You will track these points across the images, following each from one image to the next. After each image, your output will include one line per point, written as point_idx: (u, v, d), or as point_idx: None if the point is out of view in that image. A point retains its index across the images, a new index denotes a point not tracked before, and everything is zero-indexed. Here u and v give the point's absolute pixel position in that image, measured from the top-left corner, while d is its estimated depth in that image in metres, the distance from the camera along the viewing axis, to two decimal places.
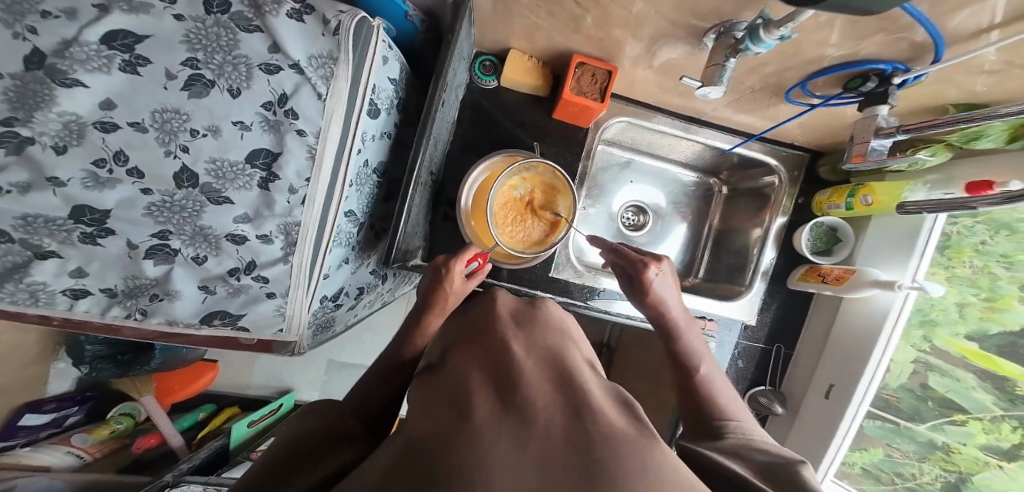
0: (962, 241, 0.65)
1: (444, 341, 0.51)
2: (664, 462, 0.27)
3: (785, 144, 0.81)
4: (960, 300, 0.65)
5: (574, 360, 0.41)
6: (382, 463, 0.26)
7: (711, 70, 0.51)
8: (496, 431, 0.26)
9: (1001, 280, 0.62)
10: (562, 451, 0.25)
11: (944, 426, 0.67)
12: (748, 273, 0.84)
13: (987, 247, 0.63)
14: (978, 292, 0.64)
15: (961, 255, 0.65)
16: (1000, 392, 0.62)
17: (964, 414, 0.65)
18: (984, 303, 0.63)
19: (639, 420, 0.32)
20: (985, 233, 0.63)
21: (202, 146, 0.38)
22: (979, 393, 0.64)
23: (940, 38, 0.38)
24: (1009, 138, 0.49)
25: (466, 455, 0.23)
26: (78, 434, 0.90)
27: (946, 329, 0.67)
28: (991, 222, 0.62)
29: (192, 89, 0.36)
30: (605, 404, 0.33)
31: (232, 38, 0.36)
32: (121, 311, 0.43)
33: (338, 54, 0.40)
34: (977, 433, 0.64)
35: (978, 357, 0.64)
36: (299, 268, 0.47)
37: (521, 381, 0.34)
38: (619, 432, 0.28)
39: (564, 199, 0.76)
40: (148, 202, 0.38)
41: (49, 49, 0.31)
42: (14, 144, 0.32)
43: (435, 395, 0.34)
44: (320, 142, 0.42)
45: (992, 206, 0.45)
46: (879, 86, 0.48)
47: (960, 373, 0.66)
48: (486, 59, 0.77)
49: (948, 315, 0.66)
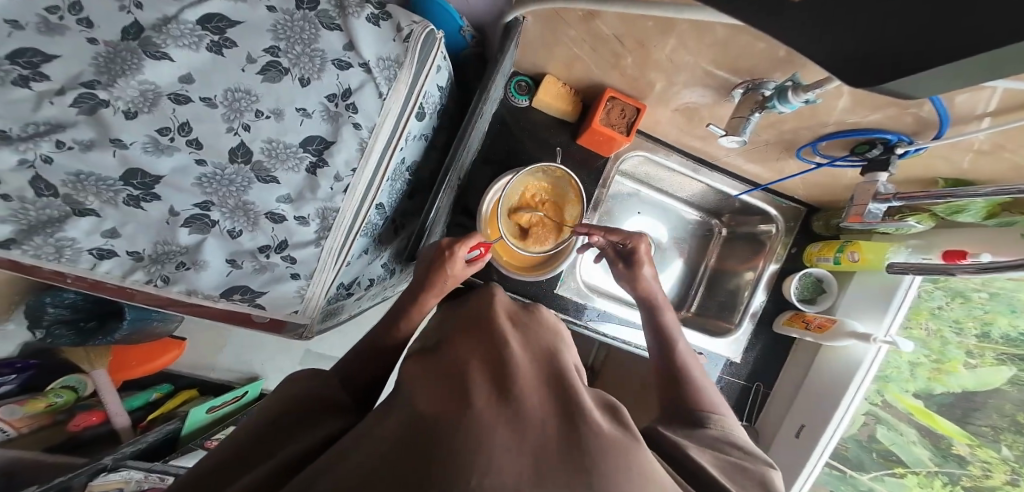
0: (921, 304, 0.74)
1: (439, 328, 0.53)
2: (646, 468, 0.29)
3: (786, 197, 0.87)
4: (913, 359, 0.74)
5: (568, 362, 0.42)
6: (386, 433, 0.28)
7: (736, 121, 0.56)
8: (494, 418, 0.29)
9: (949, 344, 0.72)
10: (555, 449, 0.28)
11: (885, 477, 0.78)
12: (738, 313, 0.88)
13: (942, 311, 0.72)
14: (930, 353, 0.73)
15: (919, 318, 0.74)
16: (936, 449, 0.74)
17: (904, 468, 0.76)
18: (933, 364, 0.73)
19: (625, 420, 0.35)
20: (942, 299, 0.72)
21: (263, 127, 0.41)
22: (917, 447, 0.75)
23: (947, 116, 0.44)
24: (987, 214, 0.55)
25: (467, 440, 0.26)
26: (8, 406, 0.82)
27: (898, 385, 0.76)
28: (948, 289, 0.71)
29: (267, 74, 0.40)
30: (594, 404, 0.35)
31: (314, 33, 0.41)
32: (143, 276, 0.44)
33: (403, 59, 0.45)
34: (912, 485, 0.76)
35: (922, 414, 0.74)
36: (329, 251, 0.49)
37: (518, 372, 0.36)
38: (609, 433, 0.31)
39: (571, 207, 0.83)
40: (200, 173, 0.40)
41: (149, 23, 0.35)
42: (88, 106, 0.34)
43: (433, 376, 0.36)
44: (372, 136, 0.46)
45: (971, 274, 0.49)
46: (883, 154, 0.54)
47: (905, 428, 0.76)
48: (522, 80, 0.80)
49: (902, 373, 0.75)
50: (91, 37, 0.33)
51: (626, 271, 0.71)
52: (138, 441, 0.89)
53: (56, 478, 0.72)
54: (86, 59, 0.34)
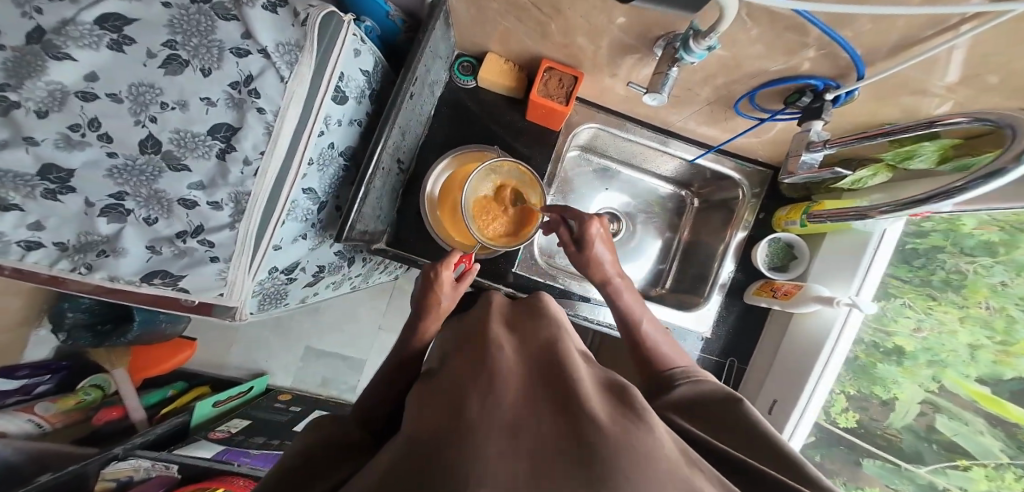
0: (979, 280, 0.64)
1: (444, 344, 0.52)
2: (655, 450, 0.26)
3: (750, 160, 0.82)
4: (971, 341, 0.64)
5: (565, 352, 0.41)
6: (382, 467, 0.26)
7: (656, 78, 0.53)
8: (489, 425, 0.26)
9: (1017, 324, 0.61)
10: (555, 443, 0.25)
11: (945, 470, 0.65)
12: (707, 285, 0.84)
13: (1006, 288, 0.62)
14: (992, 334, 0.63)
15: (977, 296, 0.64)
16: (1010, 440, 0.61)
17: (968, 459, 0.64)
18: (997, 346, 0.62)
19: (640, 403, 0.31)
20: (1004, 273, 0.62)
21: (169, 117, 0.46)
22: (987, 438, 0.63)
23: (857, 57, 0.41)
24: (939, 159, 0.49)
25: (462, 448, 0.24)
26: (43, 403, 0.93)
27: (957, 370, 0.66)
28: (1010, 262, 0.62)
29: (168, 67, 0.45)
30: (599, 395, 0.32)
31: (211, 24, 0.46)
32: (67, 265, 0.48)
33: (303, 43, 0.49)
34: (978, 479, 0.62)
35: (989, 401, 0.63)
36: (243, 235, 0.51)
37: (512, 378, 0.34)
38: (610, 420, 0.27)
39: (534, 191, 0.79)
40: (111, 165, 0.45)
41: (49, 26, 0.41)
42: (3, 107, 0.41)
43: (431, 399, 0.34)
44: (277, 119, 0.48)
45: (884, 215, 0.51)
46: (814, 101, 0.49)
47: (969, 417, 0.64)
48: (465, 60, 0.81)
49: (959, 357, 0.65)
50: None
51: (578, 251, 0.71)
52: (148, 432, 0.93)
53: (70, 465, 0.78)
54: None
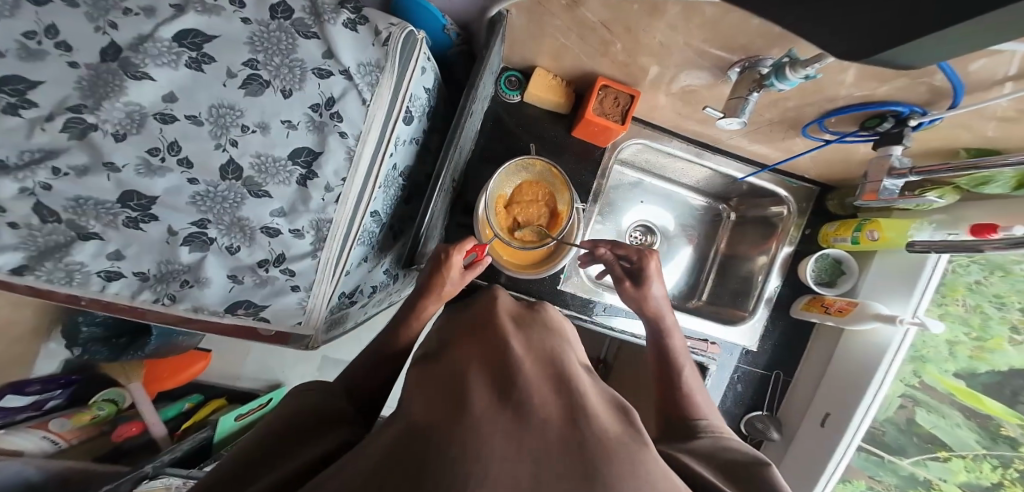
0: (956, 280, 0.68)
1: (442, 333, 0.50)
2: (651, 476, 0.27)
3: (796, 177, 0.84)
4: (951, 338, 0.69)
5: (570, 364, 0.41)
6: (378, 445, 0.27)
7: (734, 102, 0.55)
8: (492, 424, 0.27)
9: (992, 320, 0.67)
10: (558, 453, 0.26)
11: (927, 462, 0.73)
12: (751, 300, 0.85)
13: (980, 286, 0.67)
14: (970, 331, 0.68)
15: (955, 294, 0.68)
16: (983, 431, 0.68)
17: (948, 451, 0.71)
18: (974, 343, 0.68)
19: (635, 426, 0.33)
20: (980, 272, 0.67)
21: (251, 141, 0.45)
22: (963, 430, 0.70)
23: (961, 85, 0.41)
24: (1016, 185, 0.52)
25: (466, 444, 0.24)
26: (58, 419, 0.88)
27: (936, 366, 0.71)
28: (987, 261, 0.67)
29: (248, 87, 0.44)
30: (598, 410, 0.33)
31: (292, 42, 0.45)
32: (150, 295, 0.48)
33: (383, 63, 0.48)
34: (957, 470, 0.70)
35: (963, 393, 0.69)
36: (325, 262, 0.53)
37: (519, 377, 0.34)
38: (613, 440, 0.29)
39: (563, 194, 0.78)
40: (193, 192, 0.45)
41: (124, 42, 0.39)
42: (78, 130, 0.39)
43: (434, 383, 0.34)
44: (358, 143, 0.49)
45: (998, 250, 0.48)
46: (895, 126, 0.51)
47: (947, 410, 0.71)
48: (512, 75, 0.80)
49: (939, 353, 0.70)
50: (71, 61, 0.38)
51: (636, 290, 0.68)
52: (173, 449, 0.89)
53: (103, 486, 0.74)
54: (70, 83, 0.38)
